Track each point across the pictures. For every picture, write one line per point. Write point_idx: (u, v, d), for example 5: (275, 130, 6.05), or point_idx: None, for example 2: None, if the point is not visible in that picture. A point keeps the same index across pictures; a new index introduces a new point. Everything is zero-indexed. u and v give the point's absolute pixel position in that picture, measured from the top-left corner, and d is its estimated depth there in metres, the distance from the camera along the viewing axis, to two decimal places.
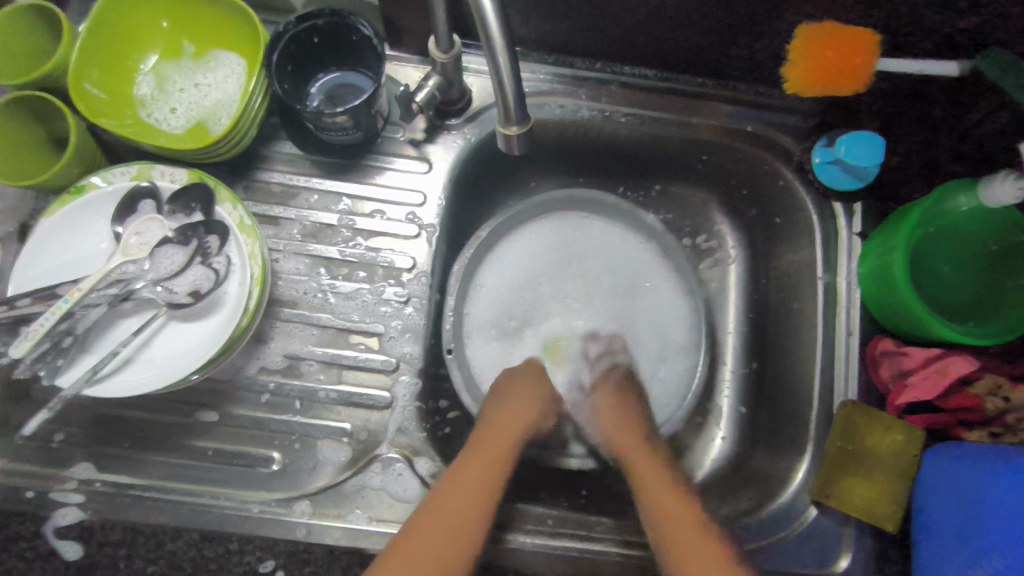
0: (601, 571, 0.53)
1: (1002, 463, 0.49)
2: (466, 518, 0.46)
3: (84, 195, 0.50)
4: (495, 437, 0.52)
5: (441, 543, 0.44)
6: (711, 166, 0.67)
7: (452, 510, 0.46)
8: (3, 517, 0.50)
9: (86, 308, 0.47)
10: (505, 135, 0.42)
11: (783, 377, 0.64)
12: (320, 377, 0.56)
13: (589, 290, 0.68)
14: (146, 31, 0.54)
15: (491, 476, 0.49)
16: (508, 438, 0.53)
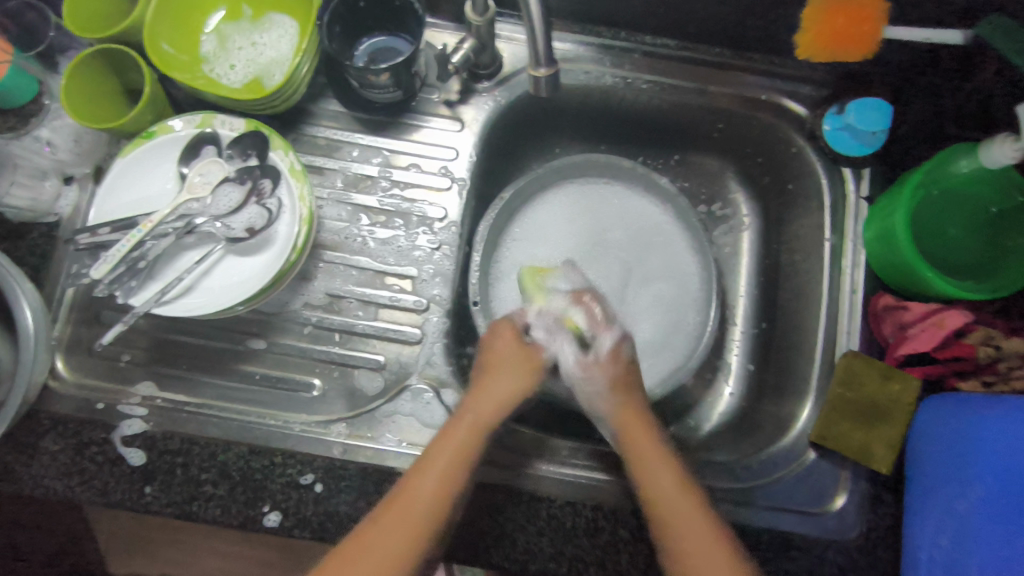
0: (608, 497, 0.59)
1: (994, 407, 0.52)
2: (419, 519, 0.46)
3: (154, 139, 0.56)
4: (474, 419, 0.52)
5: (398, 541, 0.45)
6: (727, 134, 0.71)
7: (400, 530, 0.46)
8: (77, 425, 0.56)
9: (157, 239, 0.54)
10: (534, 77, 0.49)
11: (790, 334, 0.68)
12: (358, 314, 0.61)
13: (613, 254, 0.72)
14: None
15: (453, 468, 0.49)
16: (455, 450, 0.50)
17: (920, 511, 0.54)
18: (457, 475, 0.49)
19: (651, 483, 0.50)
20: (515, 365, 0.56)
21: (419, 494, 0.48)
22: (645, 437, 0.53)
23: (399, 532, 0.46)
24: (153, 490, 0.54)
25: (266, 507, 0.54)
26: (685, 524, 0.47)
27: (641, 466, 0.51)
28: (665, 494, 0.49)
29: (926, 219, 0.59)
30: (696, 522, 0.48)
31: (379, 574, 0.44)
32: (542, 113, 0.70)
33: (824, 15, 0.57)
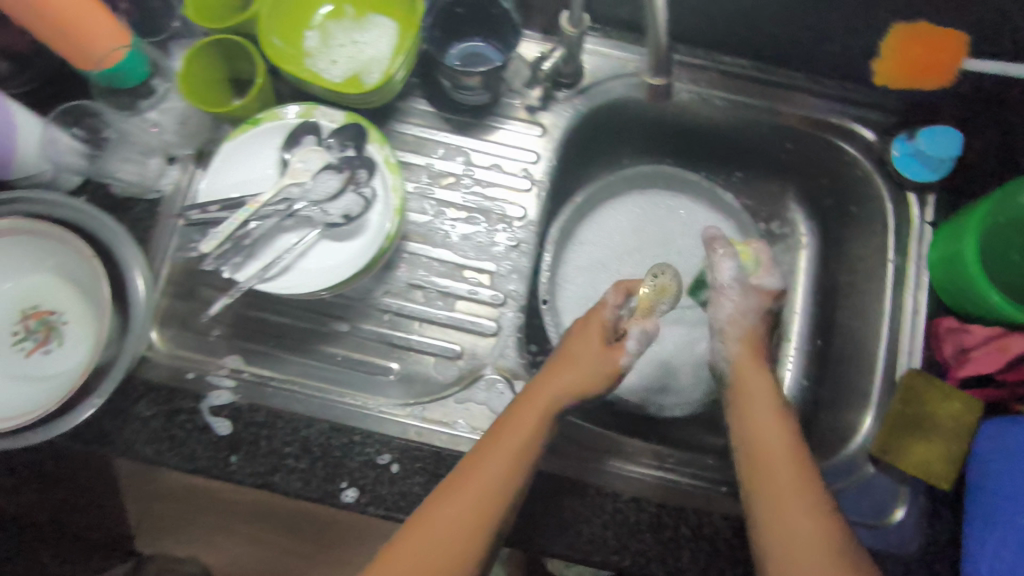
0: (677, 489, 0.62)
1: None
2: (508, 464, 0.48)
3: (259, 127, 0.59)
4: (563, 374, 0.54)
5: (494, 478, 0.47)
6: (793, 154, 0.73)
7: (486, 473, 0.47)
8: (168, 392, 0.58)
9: (261, 220, 0.56)
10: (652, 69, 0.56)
11: (848, 351, 0.69)
12: (437, 304, 0.64)
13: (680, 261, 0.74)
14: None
15: (536, 423, 0.51)
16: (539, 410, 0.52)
17: (982, 527, 0.56)
18: (541, 431, 0.51)
19: (762, 455, 0.49)
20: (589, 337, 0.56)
21: (510, 439, 0.49)
22: (759, 408, 0.53)
23: (494, 473, 0.47)
24: (238, 459, 0.57)
25: (345, 483, 0.56)
26: (791, 491, 0.47)
27: (744, 399, 0.54)
28: (775, 462, 0.49)
29: (993, 246, 0.61)
30: (799, 488, 0.47)
31: (479, 507, 0.46)
32: (616, 124, 0.72)
33: (905, 43, 0.60)
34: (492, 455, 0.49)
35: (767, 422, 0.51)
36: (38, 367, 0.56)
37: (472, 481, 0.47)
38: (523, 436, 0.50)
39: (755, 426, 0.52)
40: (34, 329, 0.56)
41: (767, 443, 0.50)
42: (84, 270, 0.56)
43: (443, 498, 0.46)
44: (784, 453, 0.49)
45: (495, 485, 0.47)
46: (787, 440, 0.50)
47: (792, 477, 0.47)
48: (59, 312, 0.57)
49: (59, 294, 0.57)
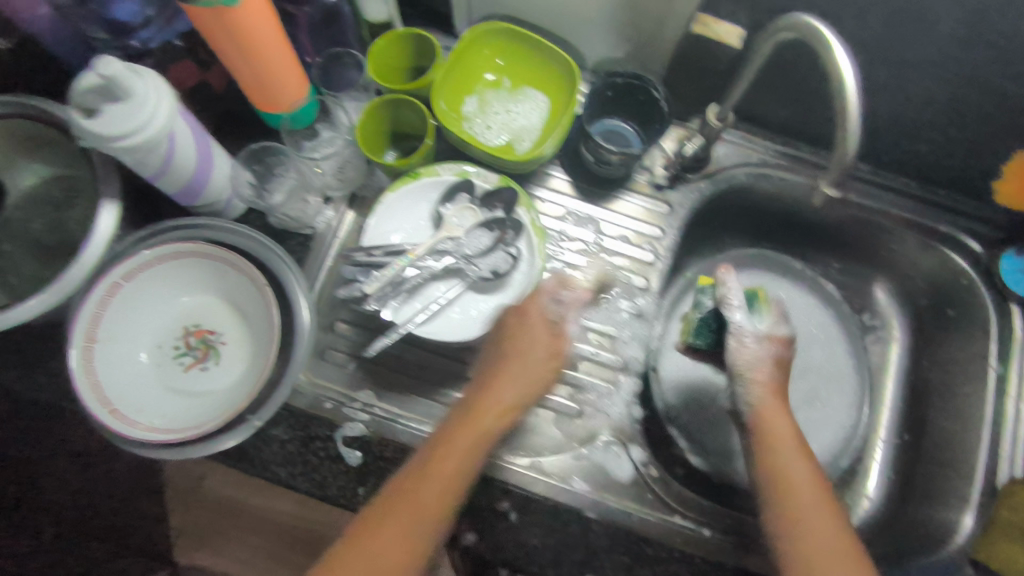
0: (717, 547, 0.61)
1: None
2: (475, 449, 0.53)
3: (419, 181, 0.64)
4: (534, 372, 0.57)
5: (468, 458, 0.52)
6: (897, 254, 0.77)
7: (462, 455, 0.52)
8: (306, 419, 0.61)
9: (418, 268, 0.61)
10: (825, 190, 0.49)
11: (942, 450, 0.71)
12: (561, 362, 0.67)
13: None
14: (479, 64, 0.68)
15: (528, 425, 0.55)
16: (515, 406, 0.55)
17: None
18: (496, 427, 0.54)
19: (791, 486, 0.52)
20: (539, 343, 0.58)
21: (485, 423, 0.54)
22: (787, 452, 0.54)
23: (460, 455, 0.52)
24: (365, 493, 0.59)
25: (463, 527, 0.58)
26: (830, 541, 0.50)
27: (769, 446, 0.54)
28: (805, 506, 0.51)
29: None
30: (830, 532, 0.50)
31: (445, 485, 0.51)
32: (734, 208, 0.77)
33: None
34: (459, 435, 0.53)
35: (790, 451, 0.54)
36: (194, 381, 0.59)
37: (455, 461, 0.51)
38: (483, 425, 0.54)
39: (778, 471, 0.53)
40: (194, 345, 0.61)
41: (800, 504, 0.52)
42: (247, 297, 0.60)
43: (420, 472, 0.51)
44: (813, 505, 0.52)
45: (468, 470, 0.52)
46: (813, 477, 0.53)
47: (823, 516, 0.51)
48: (218, 332, 0.61)
49: (219, 315, 0.61)
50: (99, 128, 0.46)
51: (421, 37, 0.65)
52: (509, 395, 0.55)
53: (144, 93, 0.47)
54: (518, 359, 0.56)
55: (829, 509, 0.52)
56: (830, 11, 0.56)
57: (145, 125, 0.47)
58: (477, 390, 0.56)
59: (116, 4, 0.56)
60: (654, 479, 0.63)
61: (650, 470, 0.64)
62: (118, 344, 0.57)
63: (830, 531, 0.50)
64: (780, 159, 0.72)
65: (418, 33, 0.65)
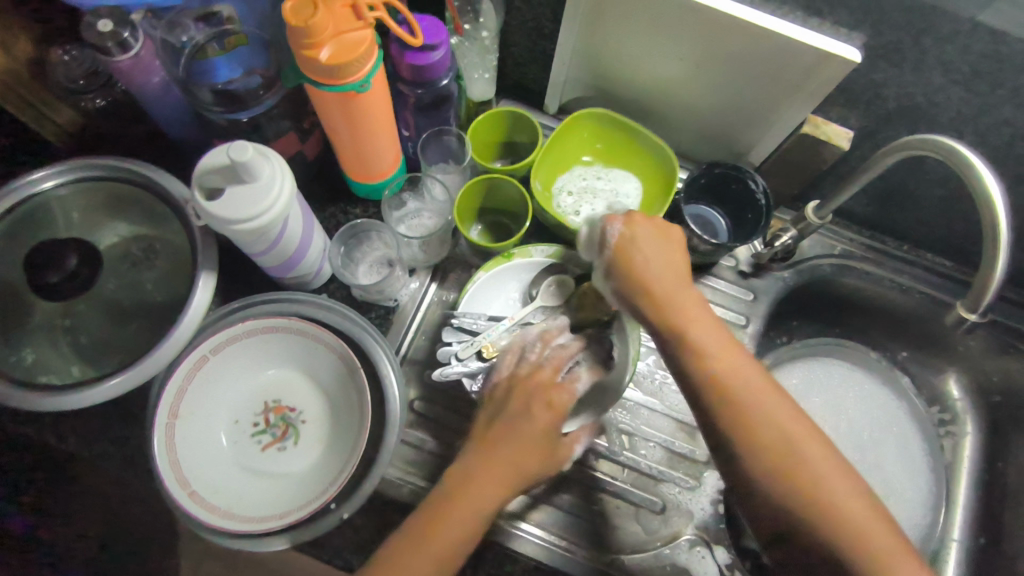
0: None
1: None
2: (457, 529, 0.46)
3: (513, 260, 0.63)
4: (522, 453, 0.48)
5: (449, 540, 0.46)
6: (973, 350, 0.77)
7: (450, 536, 0.46)
8: (381, 503, 0.59)
9: None
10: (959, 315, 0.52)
11: (1022, 558, 0.69)
12: (644, 453, 0.64)
13: (859, 435, 0.76)
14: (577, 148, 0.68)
15: (501, 498, 0.48)
16: (505, 482, 0.48)
17: None
18: (485, 512, 0.47)
19: (759, 415, 0.45)
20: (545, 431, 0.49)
21: (462, 499, 0.47)
22: (775, 420, 0.45)
23: (449, 536, 0.46)
24: None
25: None
26: (810, 464, 0.44)
27: (733, 391, 0.46)
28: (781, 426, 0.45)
29: None
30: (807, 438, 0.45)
31: (436, 564, 0.46)
32: (812, 296, 0.76)
33: None
34: (457, 504, 0.47)
35: (755, 389, 0.46)
36: (272, 463, 0.56)
37: (436, 535, 0.46)
38: (476, 501, 0.47)
39: (778, 434, 0.45)
40: (274, 423, 0.58)
41: (822, 472, 0.44)
42: (335, 377, 0.58)
43: (425, 543, 0.46)
44: (842, 479, 0.44)
45: (449, 549, 0.46)
46: (773, 400, 0.46)
47: (812, 442, 0.45)
48: (298, 409, 0.58)
49: (300, 392, 0.59)
50: (222, 210, 0.46)
51: (519, 116, 0.65)
52: (507, 475, 0.48)
53: (269, 177, 0.47)
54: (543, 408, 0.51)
55: (807, 426, 0.46)
56: (951, 126, 0.57)
57: (265, 210, 0.47)
58: (475, 456, 0.49)
59: (237, 80, 0.55)
60: None
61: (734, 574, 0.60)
62: (196, 422, 0.54)
63: (844, 494, 0.44)
64: (864, 251, 0.72)
65: (516, 112, 0.65)
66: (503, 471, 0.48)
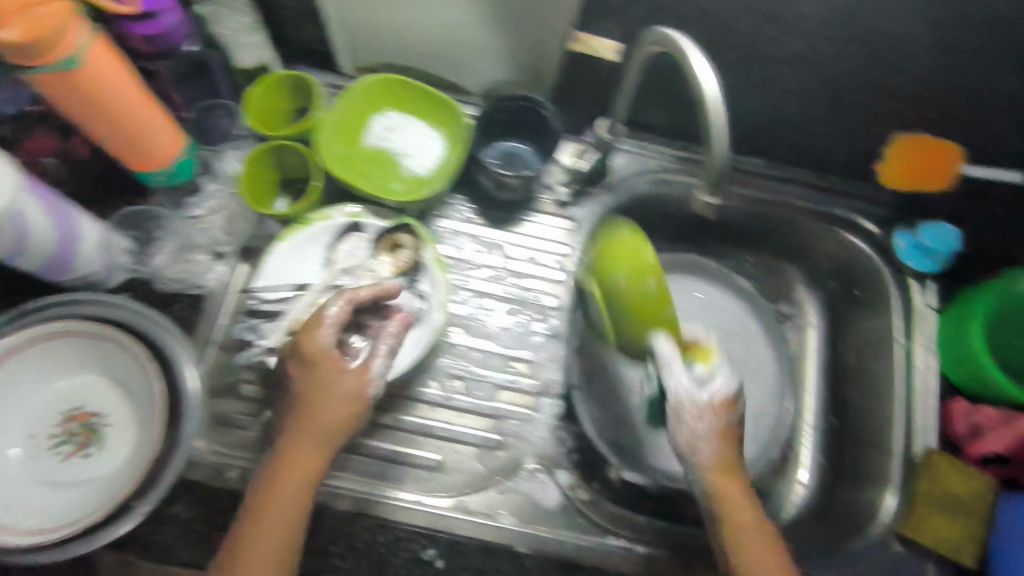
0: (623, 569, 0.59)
1: None
2: (298, 501, 0.51)
3: (311, 226, 0.61)
4: (326, 412, 0.52)
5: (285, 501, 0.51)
6: (801, 242, 0.78)
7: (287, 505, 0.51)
8: (212, 490, 0.58)
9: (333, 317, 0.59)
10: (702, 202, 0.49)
11: (862, 429, 0.73)
12: (478, 395, 0.65)
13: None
14: (371, 100, 0.66)
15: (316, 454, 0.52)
16: (315, 444, 0.52)
17: None
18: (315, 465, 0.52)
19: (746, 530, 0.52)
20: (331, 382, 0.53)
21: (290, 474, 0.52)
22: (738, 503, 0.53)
23: (284, 506, 0.51)
24: None
25: None
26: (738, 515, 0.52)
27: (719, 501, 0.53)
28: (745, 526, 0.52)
29: (997, 331, 0.66)
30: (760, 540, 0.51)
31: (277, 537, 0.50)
32: (638, 217, 0.77)
33: (907, 149, 0.66)
34: (282, 482, 0.51)
35: (738, 505, 0.53)
36: (78, 472, 0.54)
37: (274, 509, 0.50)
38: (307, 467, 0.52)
39: (733, 520, 0.52)
40: (75, 431, 0.55)
41: (752, 534, 0.52)
42: (129, 372, 0.56)
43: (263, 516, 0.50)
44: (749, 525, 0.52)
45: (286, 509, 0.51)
46: (727, 479, 0.54)
47: (750, 522, 0.52)
48: (101, 414, 0.56)
49: (101, 395, 0.57)
50: None
51: (299, 77, 0.62)
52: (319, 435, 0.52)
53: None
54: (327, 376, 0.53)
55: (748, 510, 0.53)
56: (699, 21, 0.56)
57: None
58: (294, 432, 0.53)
59: None
60: (585, 502, 0.62)
61: (578, 493, 0.62)
62: None
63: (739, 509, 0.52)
64: (677, 162, 0.72)
65: (295, 74, 0.62)
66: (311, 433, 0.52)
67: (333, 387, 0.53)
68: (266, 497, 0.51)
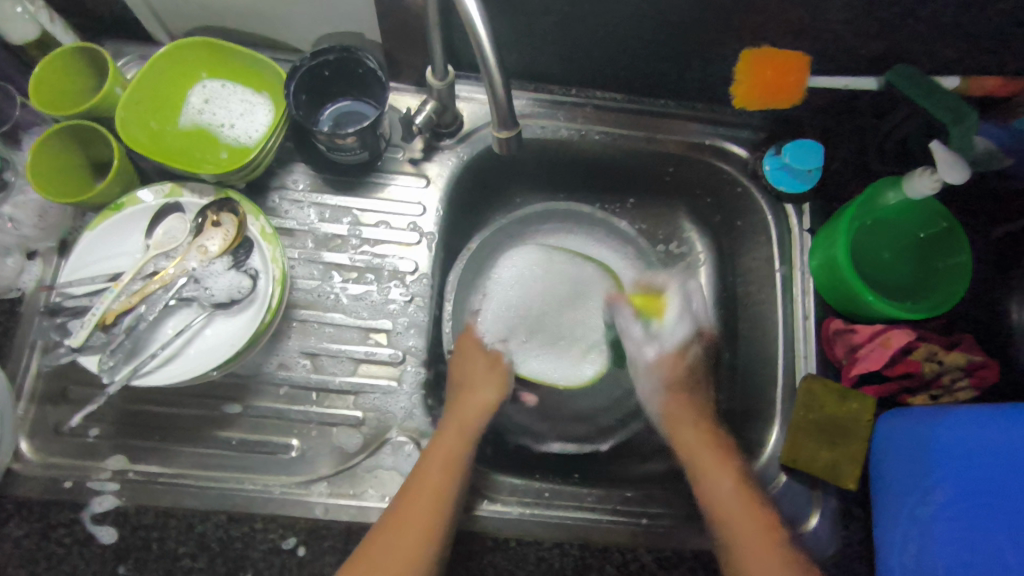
0: (500, 535, 0.58)
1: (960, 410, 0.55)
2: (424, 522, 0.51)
3: (121, 212, 0.57)
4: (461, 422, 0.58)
5: (416, 519, 0.51)
6: (676, 177, 0.74)
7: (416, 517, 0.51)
8: (44, 505, 0.54)
9: (151, 305, 0.54)
10: (499, 138, 0.51)
11: (750, 362, 0.70)
12: (336, 370, 0.62)
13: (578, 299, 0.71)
14: (187, 64, 0.60)
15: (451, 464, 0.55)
16: (445, 456, 0.55)
17: (886, 521, 0.57)
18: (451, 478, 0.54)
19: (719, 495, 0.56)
20: (483, 381, 0.63)
21: (422, 491, 0.53)
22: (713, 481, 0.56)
23: (416, 521, 0.51)
24: (127, 568, 0.53)
25: None
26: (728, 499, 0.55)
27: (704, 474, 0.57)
28: (728, 498, 0.55)
29: (864, 249, 0.63)
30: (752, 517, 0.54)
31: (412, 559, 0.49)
32: (503, 167, 0.73)
33: (756, 65, 0.61)
34: (412, 502, 0.52)
35: (718, 485, 0.56)
36: None
37: (402, 537, 0.50)
38: (436, 482, 0.53)
39: (709, 487, 0.56)
40: None
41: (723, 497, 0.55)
42: None
43: (376, 545, 0.50)
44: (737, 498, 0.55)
45: (415, 529, 0.50)
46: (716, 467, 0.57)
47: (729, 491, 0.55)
48: None
49: None
50: None
51: (85, 48, 0.57)
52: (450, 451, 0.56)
53: None
54: (473, 396, 0.61)
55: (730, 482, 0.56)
56: None
57: None
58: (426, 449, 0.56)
59: None
60: None
61: None
62: None
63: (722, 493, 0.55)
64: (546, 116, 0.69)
65: (79, 45, 0.56)
66: (442, 443, 0.56)
67: (484, 376, 0.63)
68: (404, 506, 0.52)
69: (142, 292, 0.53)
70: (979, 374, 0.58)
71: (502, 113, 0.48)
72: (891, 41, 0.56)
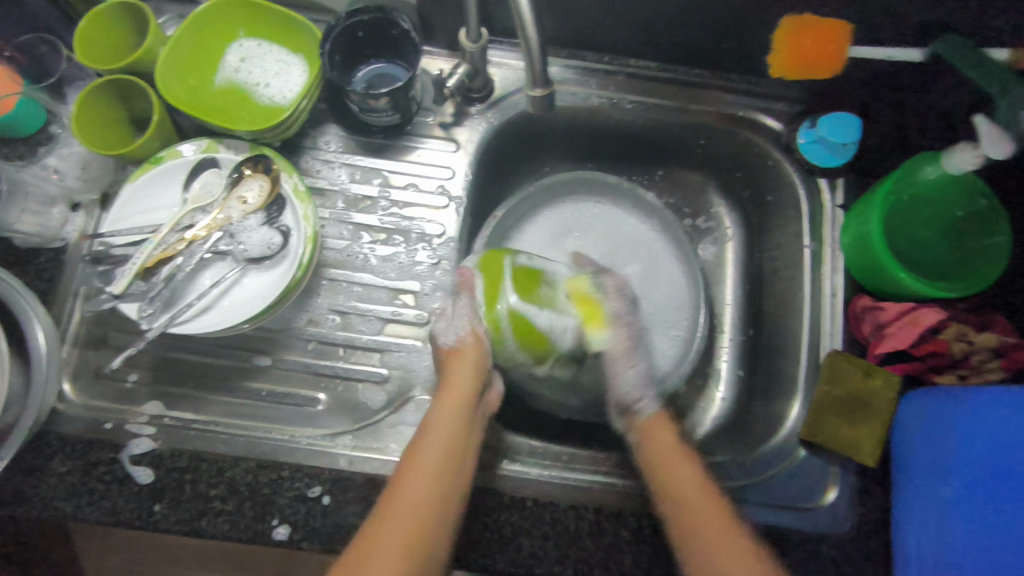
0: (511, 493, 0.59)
1: (970, 391, 0.56)
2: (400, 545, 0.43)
3: (161, 165, 0.58)
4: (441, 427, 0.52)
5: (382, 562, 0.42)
6: (707, 150, 0.73)
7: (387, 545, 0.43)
8: (85, 445, 0.56)
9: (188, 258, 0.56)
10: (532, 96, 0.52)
11: (774, 338, 0.70)
12: (362, 328, 0.63)
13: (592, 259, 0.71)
14: (225, 21, 0.61)
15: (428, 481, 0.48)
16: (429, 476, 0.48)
17: (906, 499, 0.58)
18: (433, 491, 0.47)
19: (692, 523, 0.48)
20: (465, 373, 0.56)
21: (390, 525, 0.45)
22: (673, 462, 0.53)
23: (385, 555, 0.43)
24: (162, 508, 0.54)
25: (275, 520, 0.54)
26: (692, 488, 0.50)
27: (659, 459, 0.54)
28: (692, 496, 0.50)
29: (898, 227, 0.62)
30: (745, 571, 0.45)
31: None
32: (526, 136, 0.73)
33: (796, 33, 0.60)
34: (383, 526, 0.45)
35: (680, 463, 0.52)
36: None
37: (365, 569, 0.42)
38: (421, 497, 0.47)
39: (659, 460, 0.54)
40: None
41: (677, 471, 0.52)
42: None
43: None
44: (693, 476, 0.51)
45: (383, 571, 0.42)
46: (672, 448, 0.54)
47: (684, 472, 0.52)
48: None
49: None
50: None
51: (128, 4, 0.58)
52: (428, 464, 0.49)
53: None
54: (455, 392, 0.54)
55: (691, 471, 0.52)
56: None
57: None
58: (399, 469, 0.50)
59: None
60: None
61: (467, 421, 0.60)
62: None
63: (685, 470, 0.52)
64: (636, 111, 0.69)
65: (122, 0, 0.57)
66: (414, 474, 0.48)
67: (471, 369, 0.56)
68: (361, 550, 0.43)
69: (184, 241, 0.56)
70: (1012, 356, 0.57)
71: (536, 71, 0.49)
72: (935, 11, 0.54)
